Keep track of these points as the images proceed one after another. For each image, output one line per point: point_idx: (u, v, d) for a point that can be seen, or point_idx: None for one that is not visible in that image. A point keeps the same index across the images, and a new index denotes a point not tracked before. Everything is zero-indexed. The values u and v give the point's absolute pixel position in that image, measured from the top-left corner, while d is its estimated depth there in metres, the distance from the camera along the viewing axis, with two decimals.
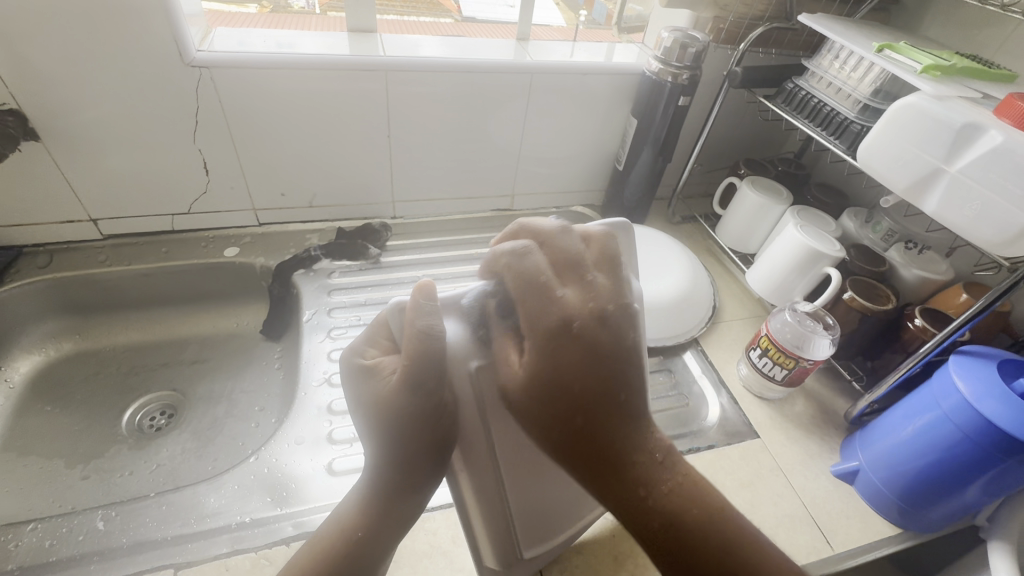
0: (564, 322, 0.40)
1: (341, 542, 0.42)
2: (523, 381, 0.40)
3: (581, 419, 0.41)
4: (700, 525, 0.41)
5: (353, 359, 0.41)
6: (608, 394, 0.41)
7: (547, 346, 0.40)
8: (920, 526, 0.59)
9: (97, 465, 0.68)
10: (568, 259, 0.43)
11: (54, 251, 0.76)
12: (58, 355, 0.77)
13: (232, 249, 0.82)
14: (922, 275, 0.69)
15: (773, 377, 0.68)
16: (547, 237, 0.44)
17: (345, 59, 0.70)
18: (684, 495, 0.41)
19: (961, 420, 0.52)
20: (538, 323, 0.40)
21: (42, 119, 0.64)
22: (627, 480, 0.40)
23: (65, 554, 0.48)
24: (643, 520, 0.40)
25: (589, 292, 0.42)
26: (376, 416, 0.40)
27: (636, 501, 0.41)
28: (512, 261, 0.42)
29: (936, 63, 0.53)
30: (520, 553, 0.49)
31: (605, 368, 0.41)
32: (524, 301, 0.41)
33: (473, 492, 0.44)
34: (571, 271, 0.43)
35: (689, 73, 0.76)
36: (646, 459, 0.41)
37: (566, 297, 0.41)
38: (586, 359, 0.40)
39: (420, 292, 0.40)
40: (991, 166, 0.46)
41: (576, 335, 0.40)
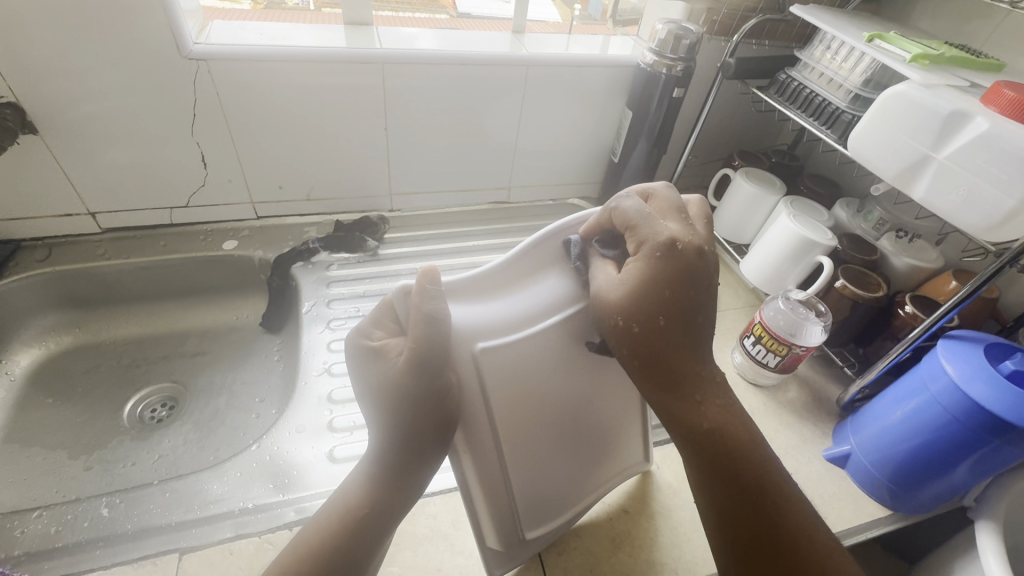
0: (670, 241, 0.41)
1: (348, 521, 0.43)
2: (617, 289, 0.42)
3: (664, 323, 0.41)
4: (745, 445, 0.41)
5: (360, 342, 0.43)
6: (693, 309, 0.41)
7: (648, 262, 0.41)
8: (911, 508, 0.60)
9: (100, 456, 0.68)
10: (674, 205, 0.45)
11: (53, 245, 0.77)
12: (58, 348, 0.77)
13: (230, 242, 0.82)
14: (912, 263, 0.70)
15: (766, 364, 0.69)
16: (658, 190, 0.47)
17: (341, 52, 0.71)
18: (732, 416, 0.42)
19: (949, 403, 0.53)
20: (643, 245, 0.42)
21: (40, 111, 0.65)
22: (688, 386, 0.41)
23: (71, 540, 0.49)
24: (694, 425, 0.41)
25: (691, 230, 0.44)
26: (384, 399, 0.42)
27: (694, 412, 0.41)
28: (620, 203, 0.44)
29: (924, 53, 0.54)
30: (522, 534, 0.49)
31: (695, 292, 0.41)
32: (633, 226, 0.43)
33: (478, 475, 0.45)
34: (674, 214, 0.45)
35: (683, 65, 0.77)
36: (709, 380, 0.42)
37: (672, 227, 0.43)
38: (682, 276, 0.41)
39: (427, 277, 0.41)
40: (978, 152, 0.47)
41: (680, 254, 0.41)
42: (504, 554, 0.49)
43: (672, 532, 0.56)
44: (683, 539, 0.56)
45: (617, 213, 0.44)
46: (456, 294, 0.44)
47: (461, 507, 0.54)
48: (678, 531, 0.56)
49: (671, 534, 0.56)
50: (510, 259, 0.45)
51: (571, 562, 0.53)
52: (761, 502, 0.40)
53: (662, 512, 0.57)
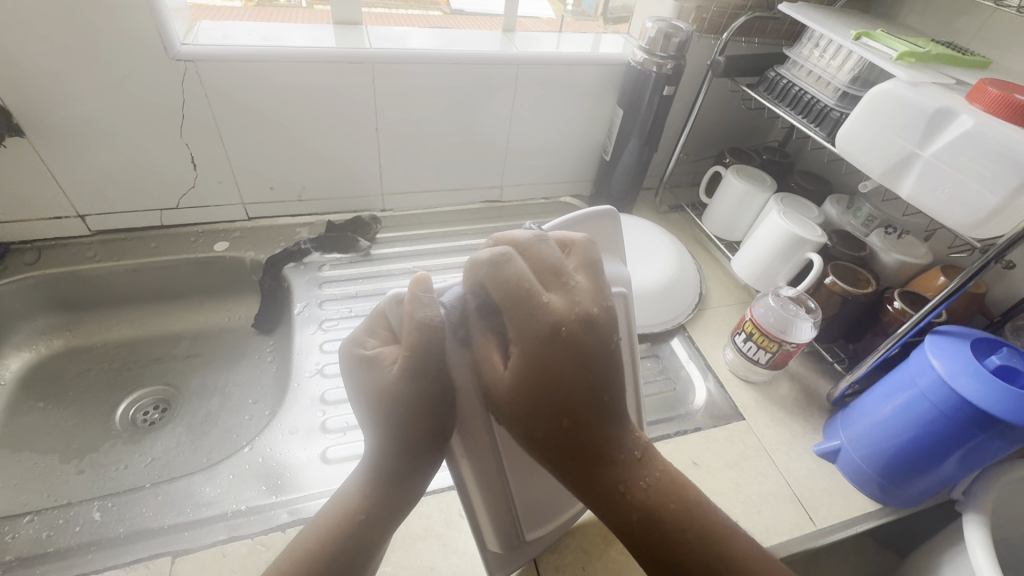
0: (555, 327, 0.38)
1: (345, 524, 0.43)
2: (508, 392, 0.39)
3: (569, 424, 0.39)
4: (680, 521, 0.41)
5: (353, 350, 0.43)
6: (594, 397, 0.39)
7: (534, 357, 0.38)
8: (900, 501, 0.61)
9: (92, 459, 0.68)
10: (550, 266, 0.41)
11: (41, 248, 0.76)
12: (49, 352, 0.77)
13: (222, 243, 0.82)
14: (901, 259, 0.71)
15: (757, 360, 0.69)
16: (525, 244, 0.42)
17: (331, 52, 0.71)
18: (661, 491, 0.41)
19: (937, 398, 0.54)
20: (525, 335, 0.38)
21: (26, 114, 0.64)
22: (608, 476, 0.40)
23: (62, 544, 0.49)
24: (623, 518, 0.41)
25: (573, 297, 0.40)
26: (378, 404, 0.42)
27: (617, 503, 0.40)
28: (493, 271, 0.39)
29: (911, 50, 0.54)
30: (522, 536, 0.50)
31: (592, 374, 0.39)
32: (507, 313, 0.39)
33: (476, 478, 0.46)
34: (554, 278, 0.40)
35: (673, 63, 0.77)
36: (626, 458, 0.41)
37: (552, 303, 0.39)
38: (575, 364, 0.38)
39: (418, 284, 0.42)
40: (963, 150, 0.47)
41: (567, 341, 0.38)
42: (505, 555, 0.50)
43: None
44: None
45: (491, 285, 0.39)
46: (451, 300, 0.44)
47: (454, 506, 0.55)
48: None
49: None
50: None
51: (564, 560, 0.53)
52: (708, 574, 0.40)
53: None
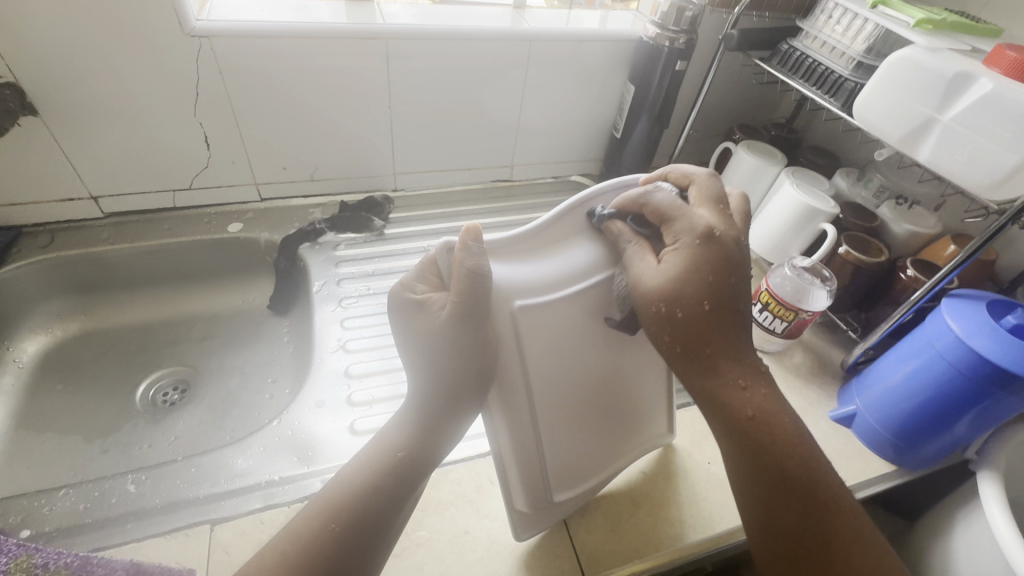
0: (710, 230, 0.44)
1: (386, 460, 0.45)
2: (662, 274, 0.43)
3: (710, 309, 0.43)
4: (789, 436, 0.43)
5: (403, 294, 0.47)
6: (731, 296, 0.43)
7: (689, 251, 0.43)
8: (915, 462, 0.62)
9: (116, 439, 0.68)
10: (716, 194, 0.47)
11: (55, 230, 0.75)
12: (64, 335, 0.77)
13: (235, 225, 0.82)
14: (912, 229, 0.72)
15: (772, 330, 0.71)
16: (698, 177, 0.48)
17: (345, 28, 0.70)
18: (777, 403, 0.44)
19: (953, 358, 0.55)
20: (681, 234, 0.44)
21: (40, 91, 0.63)
22: (729, 372, 0.44)
23: (100, 516, 0.49)
24: (738, 412, 0.43)
25: (726, 219, 0.46)
26: (426, 346, 0.46)
27: (736, 397, 0.43)
28: (648, 196, 0.46)
29: (928, 18, 0.55)
30: (550, 496, 0.50)
31: (733, 279, 0.44)
32: (670, 220, 0.45)
33: (510, 433, 0.47)
34: (715, 205, 0.47)
35: (686, 37, 0.77)
36: (751, 363, 0.44)
37: (709, 217, 0.45)
38: (722, 264, 0.43)
39: (469, 235, 0.43)
40: (983, 112, 0.48)
41: (719, 242, 0.44)
42: (532, 516, 0.50)
43: (690, 490, 0.58)
44: (701, 498, 0.57)
45: (649, 205, 0.46)
46: (498, 253, 0.45)
47: (484, 473, 0.56)
48: (695, 490, 0.58)
49: (688, 493, 0.57)
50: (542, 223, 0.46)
51: (593, 522, 0.54)
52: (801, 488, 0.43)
53: (680, 473, 0.59)
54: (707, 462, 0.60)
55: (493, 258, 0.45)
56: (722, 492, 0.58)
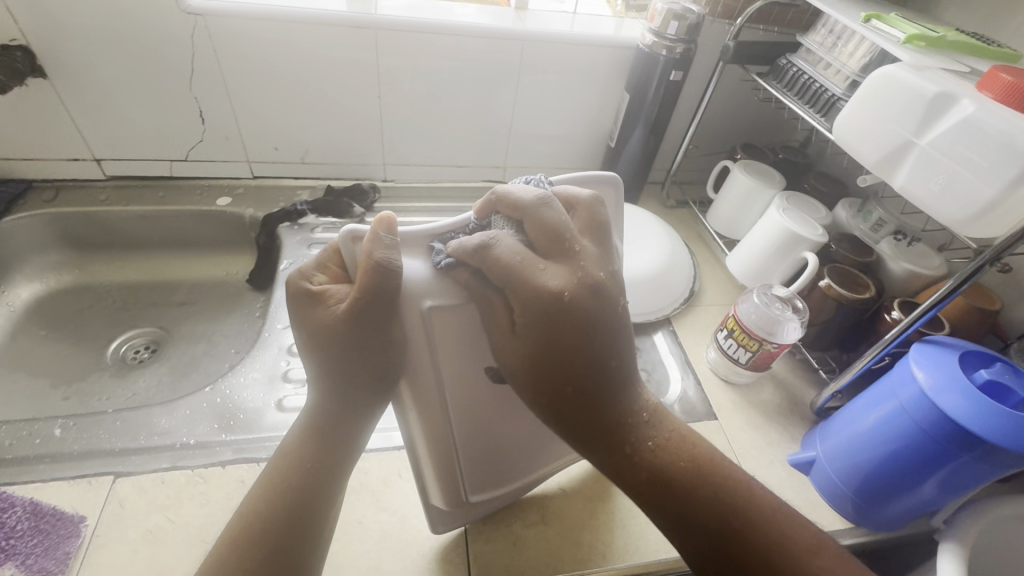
0: (557, 296, 0.37)
1: (296, 473, 0.41)
2: (516, 353, 0.38)
3: (573, 390, 0.38)
4: (691, 479, 0.38)
5: (300, 283, 0.40)
6: (596, 357, 0.38)
7: (539, 326, 0.37)
8: (876, 525, 0.56)
9: (80, 387, 0.72)
10: (553, 231, 0.39)
11: (60, 188, 0.81)
12: (58, 286, 0.82)
13: (225, 199, 0.85)
14: (910, 269, 0.65)
15: (737, 360, 0.66)
16: (529, 209, 0.39)
17: (336, 15, 0.72)
18: (672, 448, 0.39)
19: (915, 412, 0.50)
20: (525, 301, 0.37)
21: (48, 56, 0.68)
22: (612, 437, 0.38)
23: (21, 453, 0.51)
24: (630, 479, 0.39)
25: (576, 267, 0.38)
26: (325, 345, 0.40)
27: (624, 464, 0.38)
28: (486, 251, 0.38)
29: (921, 33, 0.50)
30: (466, 496, 0.49)
31: (594, 343, 0.38)
32: (513, 281, 0.37)
33: (424, 430, 0.44)
34: (558, 245, 0.39)
35: (683, 47, 0.74)
36: (633, 418, 0.39)
37: (552, 277, 0.38)
38: (576, 332, 0.37)
39: (383, 224, 0.38)
40: (959, 138, 0.44)
41: (568, 308, 0.37)
42: (450, 513, 0.49)
43: (609, 515, 0.54)
44: (618, 526, 0.54)
45: (489, 264, 0.37)
46: (416, 246, 0.41)
47: (395, 466, 0.55)
48: (614, 515, 0.54)
49: (606, 518, 0.54)
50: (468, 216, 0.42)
51: (497, 533, 0.52)
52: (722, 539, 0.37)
53: (602, 496, 0.56)
54: None
55: (408, 252, 0.41)
56: (644, 523, 0.54)
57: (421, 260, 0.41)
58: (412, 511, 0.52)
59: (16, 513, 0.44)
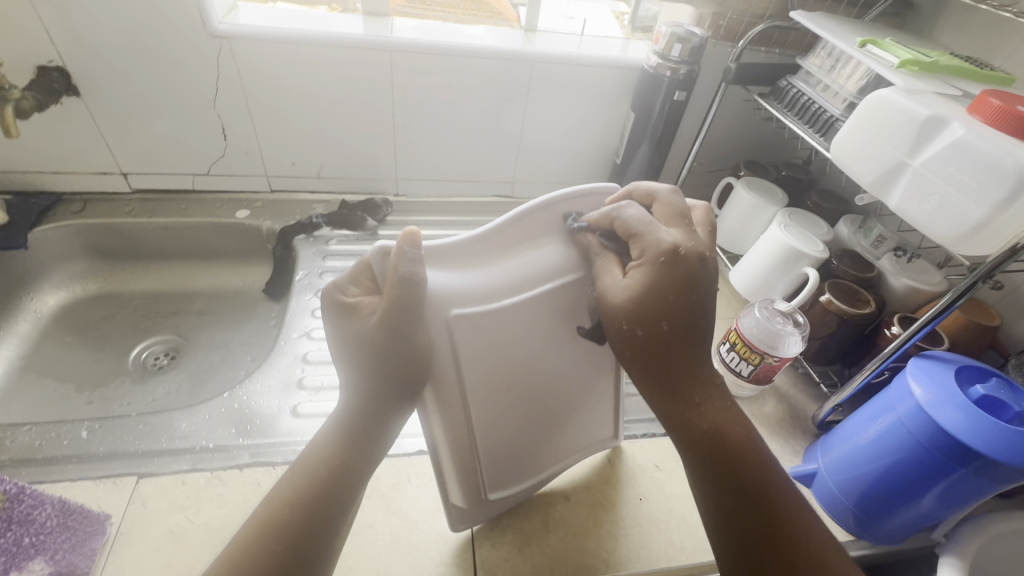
0: (674, 248, 0.39)
1: (325, 475, 0.42)
2: (623, 291, 0.40)
3: (667, 329, 0.39)
4: (745, 445, 0.40)
5: (334, 295, 0.42)
6: (693, 308, 0.40)
7: (654, 268, 0.39)
8: (878, 537, 0.57)
9: (102, 392, 0.74)
10: (680, 212, 0.43)
11: (88, 200, 0.84)
12: (83, 294, 0.85)
13: (243, 212, 0.88)
14: (910, 284, 0.66)
15: (739, 373, 0.68)
16: (662, 194, 0.44)
17: (354, 38, 0.75)
18: (732, 415, 0.41)
19: (913, 426, 0.51)
20: (646, 248, 0.40)
21: (82, 76, 0.72)
22: (688, 385, 0.40)
23: (50, 454, 0.54)
24: (692, 429, 0.40)
25: (694, 235, 0.41)
26: (355, 355, 0.42)
27: (690, 414, 0.40)
28: (619, 211, 0.42)
29: (914, 58, 0.52)
30: (484, 494, 0.51)
31: (697, 298, 0.40)
32: (637, 234, 0.41)
33: (445, 434, 0.45)
34: (679, 219, 0.43)
35: (687, 68, 0.76)
36: (706, 376, 0.41)
37: (675, 234, 0.41)
38: (685, 284, 0.39)
39: (408, 240, 0.39)
40: (951, 159, 0.45)
41: (683, 260, 0.39)
42: (466, 511, 0.51)
43: (612, 522, 0.56)
44: (621, 532, 0.55)
45: (620, 220, 0.41)
46: (436, 259, 0.42)
47: (404, 472, 0.57)
48: (618, 522, 0.56)
49: (610, 526, 0.55)
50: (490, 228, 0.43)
51: (503, 538, 0.53)
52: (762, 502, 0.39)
53: (606, 503, 0.57)
54: (638, 498, 0.58)
55: (431, 264, 0.42)
56: (646, 531, 0.55)
57: (557, 225, 0.45)
58: (421, 515, 0.54)
59: (46, 512, 0.42)
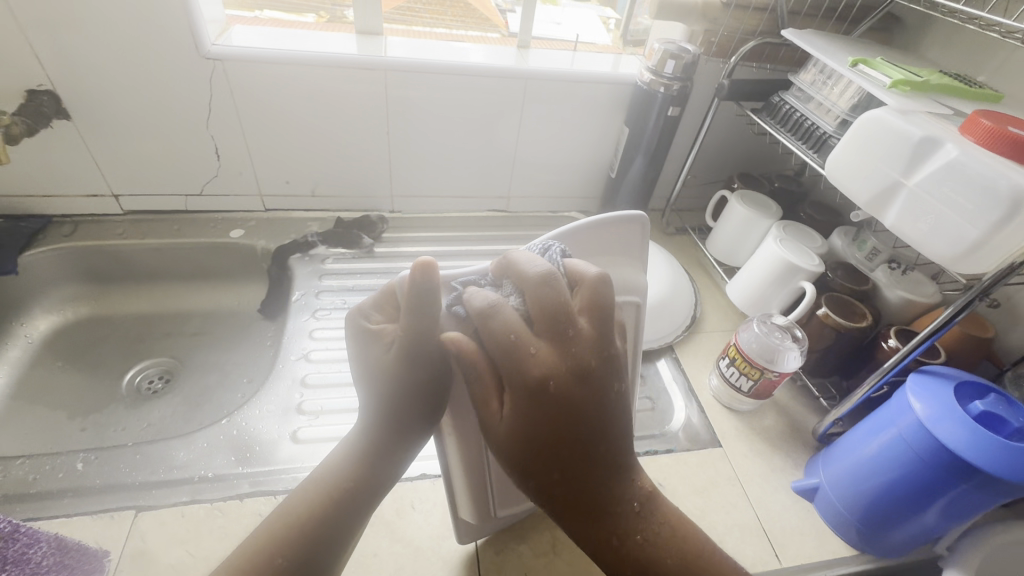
0: (540, 383, 0.36)
1: (335, 492, 0.42)
2: (502, 432, 0.37)
3: (560, 475, 0.38)
4: (674, 573, 0.40)
5: (359, 321, 0.43)
6: (587, 447, 0.38)
7: (522, 410, 0.36)
8: (883, 550, 0.57)
9: (96, 419, 0.73)
10: (551, 313, 0.36)
11: (79, 222, 0.83)
12: (74, 317, 0.84)
13: (237, 231, 0.87)
14: (905, 296, 0.67)
15: (739, 388, 0.67)
16: (533, 285, 0.36)
17: (348, 58, 0.75)
18: (659, 541, 0.41)
19: (914, 441, 0.51)
20: (517, 384, 0.36)
21: (73, 99, 0.71)
22: (604, 525, 0.39)
23: (44, 488, 0.53)
24: (617, 566, 0.40)
25: (566, 351, 0.36)
26: (376, 379, 0.42)
27: (613, 554, 0.40)
28: (484, 321, 0.36)
29: (906, 78, 0.53)
30: (493, 511, 0.50)
31: (577, 433, 0.37)
32: (504, 361, 0.36)
33: (460, 455, 0.46)
34: (552, 324, 0.36)
35: (680, 84, 0.77)
36: (624, 508, 0.40)
37: (542, 357, 0.36)
38: (562, 425, 0.37)
39: (421, 270, 0.36)
40: (946, 180, 0.46)
41: (552, 396, 0.36)
42: (474, 526, 0.51)
43: None
44: None
45: (483, 340, 0.36)
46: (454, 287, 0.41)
47: (407, 497, 0.56)
48: None
49: None
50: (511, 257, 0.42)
51: (509, 563, 0.53)
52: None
53: None
54: None
55: (448, 292, 0.41)
56: None
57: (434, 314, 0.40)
58: (426, 542, 0.53)
59: (41, 550, 0.42)
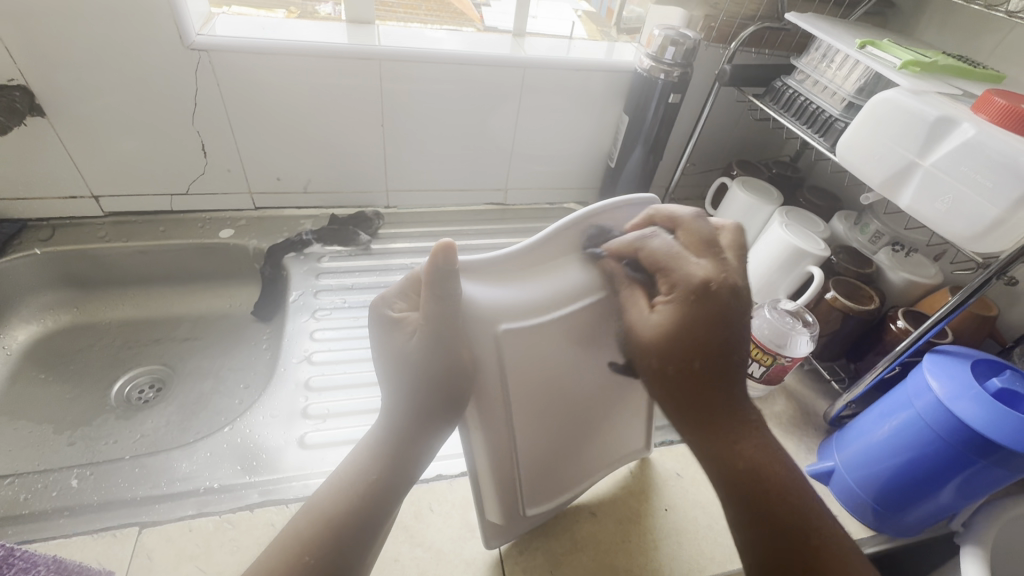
0: (703, 285, 0.38)
1: (363, 487, 0.40)
2: (650, 328, 0.39)
3: (699, 366, 0.39)
4: (785, 487, 0.39)
5: (382, 310, 0.41)
6: (726, 348, 0.39)
7: (681, 307, 0.38)
8: (896, 530, 0.58)
9: (85, 432, 0.69)
10: (705, 238, 0.40)
11: (57, 226, 0.79)
12: (55, 326, 0.79)
13: (227, 230, 0.84)
14: (909, 279, 0.68)
15: (750, 374, 0.68)
16: (684, 219, 0.41)
17: (341, 47, 0.72)
18: (771, 455, 0.40)
19: (932, 420, 0.51)
20: (675, 283, 0.39)
21: (48, 95, 0.67)
22: (722, 416, 0.39)
23: (37, 508, 0.50)
24: (728, 463, 0.39)
25: (723, 266, 0.39)
26: (399, 370, 0.40)
27: (726, 449, 0.39)
28: (644, 241, 0.40)
29: (916, 59, 0.54)
30: (521, 511, 0.50)
31: (728, 334, 0.38)
32: (665, 267, 0.39)
33: (487, 451, 0.43)
34: (707, 248, 0.40)
35: (680, 71, 0.76)
36: (742, 410, 0.40)
37: (699, 266, 0.39)
38: (714, 323, 0.38)
39: (441, 253, 0.36)
40: (963, 159, 0.46)
41: (712, 298, 0.38)
42: (500, 527, 0.50)
43: (640, 536, 0.55)
44: (650, 546, 0.54)
45: (645, 254, 0.40)
46: (473, 273, 0.40)
47: (424, 499, 0.55)
48: (646, 536, 0.55)
49: (639, 541, 0.54)
50: (533, 241, 0.41)
51: (532, 562, 0.52)
52: (798, 540, 0.37)
53: (632, 517, 0.56)
54: (664, 508, 0.57)
55: (469, 277, 0.40)
56: (676, 544, 0.54)
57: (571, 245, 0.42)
58: (446, 545, 0.52)
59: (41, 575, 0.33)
